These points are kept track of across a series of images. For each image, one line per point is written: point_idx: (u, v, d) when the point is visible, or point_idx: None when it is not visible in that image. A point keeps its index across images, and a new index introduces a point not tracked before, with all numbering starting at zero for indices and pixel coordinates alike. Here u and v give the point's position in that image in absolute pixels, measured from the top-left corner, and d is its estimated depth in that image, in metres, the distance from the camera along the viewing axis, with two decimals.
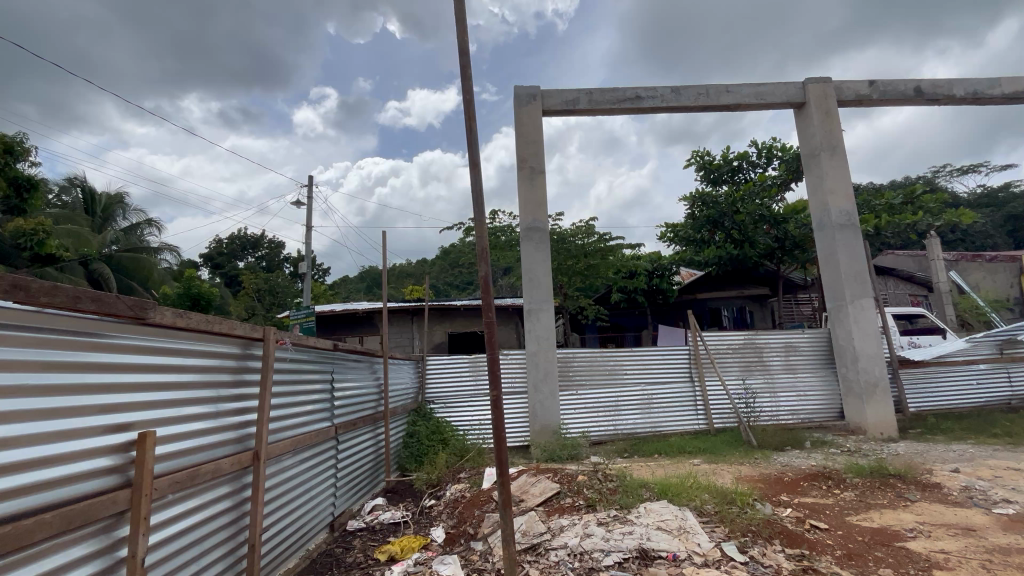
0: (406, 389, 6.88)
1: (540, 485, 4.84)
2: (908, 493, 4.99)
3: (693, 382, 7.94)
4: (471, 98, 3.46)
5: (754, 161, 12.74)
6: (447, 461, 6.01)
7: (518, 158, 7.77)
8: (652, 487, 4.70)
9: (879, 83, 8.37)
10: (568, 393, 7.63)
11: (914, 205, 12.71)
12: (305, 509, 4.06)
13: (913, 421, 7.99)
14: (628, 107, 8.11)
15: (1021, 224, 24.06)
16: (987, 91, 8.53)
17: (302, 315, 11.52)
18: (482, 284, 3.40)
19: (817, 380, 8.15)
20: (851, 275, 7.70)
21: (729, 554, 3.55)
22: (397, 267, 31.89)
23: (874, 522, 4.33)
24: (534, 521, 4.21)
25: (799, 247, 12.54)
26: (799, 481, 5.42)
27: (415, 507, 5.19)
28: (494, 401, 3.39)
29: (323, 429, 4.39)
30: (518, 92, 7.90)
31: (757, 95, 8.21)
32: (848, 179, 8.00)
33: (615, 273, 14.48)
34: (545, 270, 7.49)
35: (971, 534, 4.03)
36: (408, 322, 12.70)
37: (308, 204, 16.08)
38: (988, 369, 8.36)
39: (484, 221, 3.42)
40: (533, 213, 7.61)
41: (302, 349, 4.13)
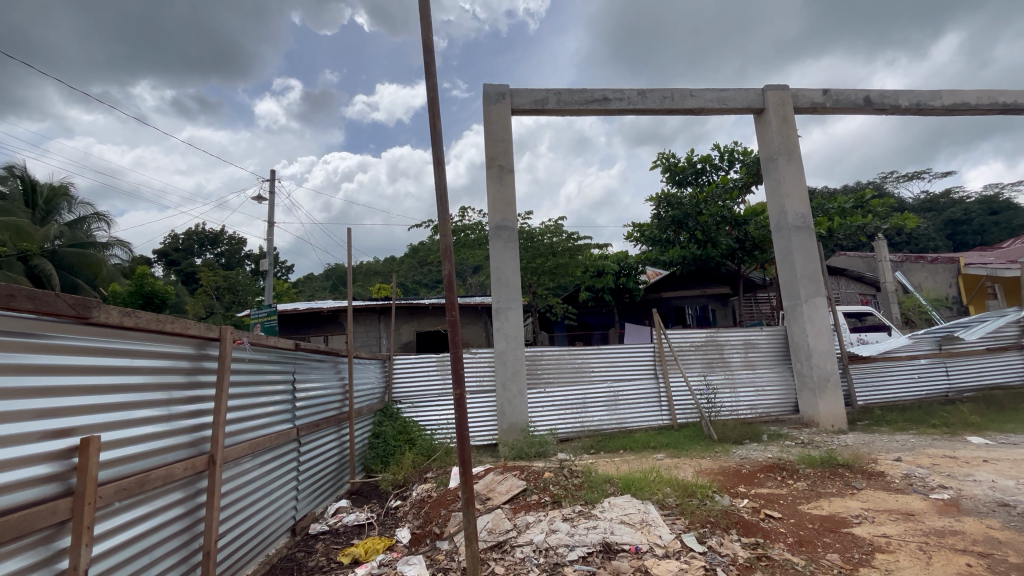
0: (372, 389, 6.77)
1: (507, 482, 4.87)
2: (855, 481, 5.27)
3: (657, 379, 8.13)
4: (436, 95, 3.44)
5: (716, 164, 13.13)
6: (414, 461, 5.95)
7: (487, 157, 7.76)
8: (617, 481, 4.79)
9: (832, 92, 8.79)
10: (536, 391, 7.68)
11: (864, 209, 13.39)
12: (265, 514, 3.95)
13: (861, 413, 8.45)
14: (596, 109, 8.22)
15: (959, 228, 25.72)
16: (929, 103, 9.08)
17: (262, 313, 11.16)
18: (446, 282, 3.38)
19: (774, 376, 8.49)
20: (806, 276, 8.06)
21: (688, 545, 3.66)
22: (364, 264, 31.26)
23: (824, 510, 4.56)
24: (500, 519, 4.24)
25: (758, 247, 13.03)
26: (756, 473, 5.65)
27: (380, 509, 5.13)
28: (457, 399, 3.38)
29: (284, 432, 4.27)
30: (487, 90, 7.89)
31: (719, 100, 8.47)
32: (803, 183, 8.36)
33: (583, 272, 14.70)
34: (513, 270, 7.51)
35: (910, 519, 4.30)
36: (375, 321, 12.51)
37: (270, 200, 15.56)
38: (928, 364, 8.90)
39: (449, 220, 3.40)
40: (502, 212, 7.61)
41: (261, 349, 4.00)
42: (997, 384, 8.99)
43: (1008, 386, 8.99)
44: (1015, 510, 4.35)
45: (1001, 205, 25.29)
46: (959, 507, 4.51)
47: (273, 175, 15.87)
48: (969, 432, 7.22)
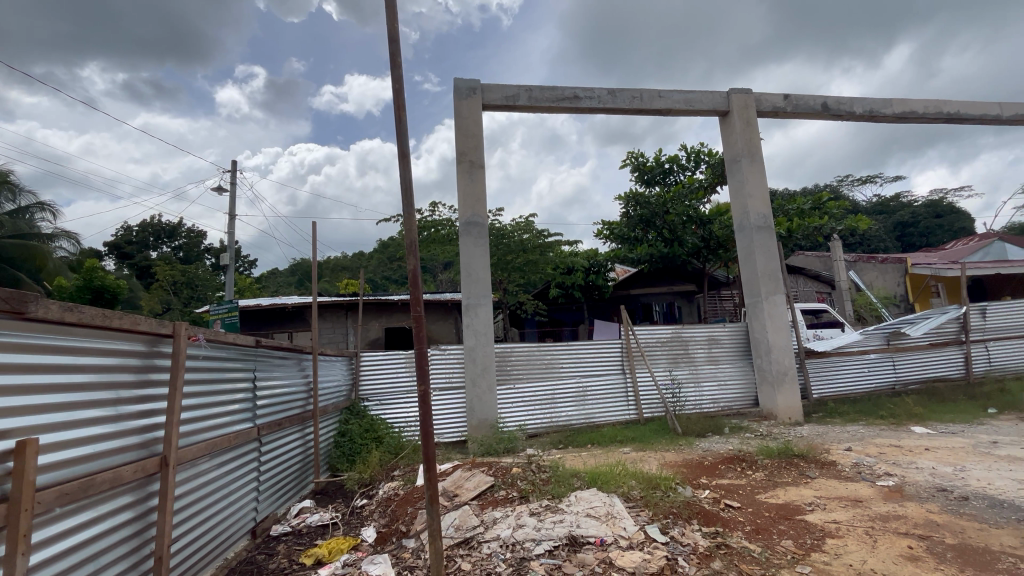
0: (338, 386, 6.63)
1: (475, 479, 4.85)
2: (808, 471, 5.52)
3: (625, 375, 8.28)
4: (402, 87, 3.38)
5: (683, 164, 13.43)
6: (381, 459, 5.87)
7: (457, 152, 7.69)
8: (584, 476, 4.86)
9: (792, 97, 9.11)
10: (505, 387, 7.69)
11: (821, 210, 13.96)
12: (224, 516, 3.81)
13: (816, 406, 8.85)
14: (567, 106, 8.26)
15: (908, 230, 27.18)
16: (881, 110, 9.54)
17: (222, 309, 10.75)
18: (411, 277, 3.34)
19: (736, 371, 8.78)
20: (766, 274, 8.36)
21: (652, 536, 3.75)
22: (331, 259, 30.53)
23: (780, 499, 4.75)
24: (468, 515, 4.23)
25: (722, 246, 13.42)
26: (717, 465, 5.84)
27: (345, 508, 5.04)
28: (421, 395, 3.34)
29: (244, 432, 4.13)
30: (458, 85, 7.81)
31: (686, 101, 8.65)
32: (764, 185, 8.65)
33: (554, 269, 14.82)
34: (483, 266, 7.48)
35: (858, 505, 4.53)
36: (342, 317, 12.25)
37: (231, 191, 14.97)
38: (878, 358, 9.38)
39: (413, 215, 3.35)
40: (472, 208, 7.57)
41: (218, 346, 3.86)
42: (939, 376, 9.58)
43: (948, 379, 9.59)
44: (952, 494, 4.65)
45: (945, 209, 26.87)
46: (902, 493, 4.79)
47: (234, 165, 15.28)
48: (913, 422, 7.67)
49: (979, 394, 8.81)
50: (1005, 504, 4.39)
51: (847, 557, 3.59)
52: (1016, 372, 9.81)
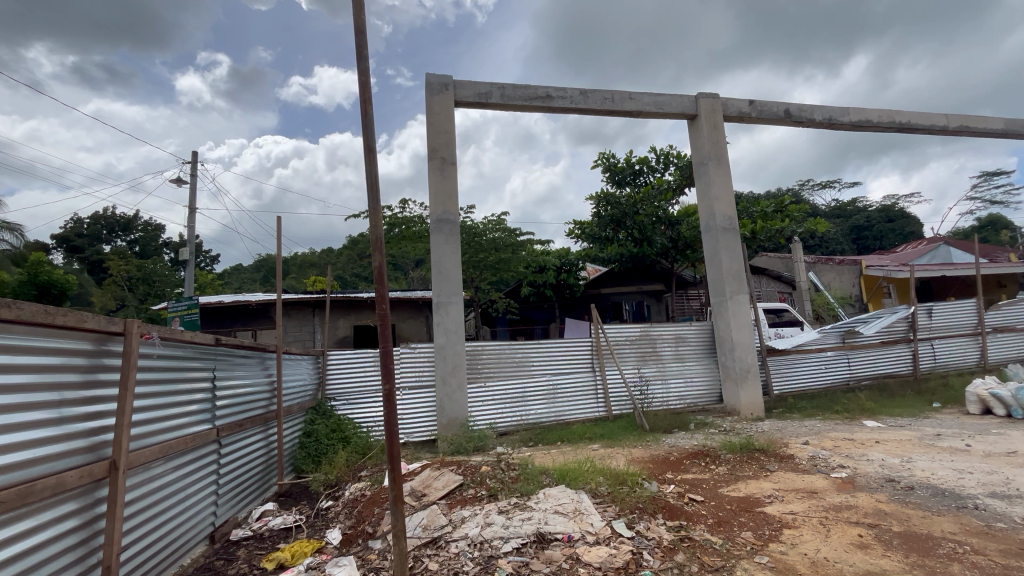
0: (304, 385, 6.47)
1: (444, 478, 4.81)
2: (768, 464, 5.72)
3: (594, 372, 8.38)
4: (368, 81, 3.31)
5: (653, 166, 13.68)
6: (348, 459, 5.75)
7: (429, 148, 7.61)
8: (552, 473, 4.90)
9: (757, 103, 9.40)
10: (476, 386, 7.66)
11: (783, 213, 14.48)
12: (179, 521, 3.66)
13: (776, 401, 9.18)
14: (539, 105, 8.29)
15: (863, 234, 28.50)
16: (839, 118, 9.95)
17: (181, 306, 10.33)
18: (376, 274, 3.28)
19: (702, 368, 9.02)
20: (731, 274, 8.61)
21: (618, 531, 3.81)
22: (298, 255, 29.71)
23: (740, 492, 4.91)
24: (436, 514, 4.19)
25: (689, 247, 13.75)
26: (682, 460, 5.99)
27: (310, 510, 4.92)
28: (386, 394, 3.30)
29: (202, 433, 3.97)
30: (430, 80, 7.72)
31: (656, 104, 8.80)
32: (729, 187, 8.90)
33: (525, 268, 14.88)
34: (454, 263, 7.44)
35: (813, 496, 4.73)
36: (309, 315, 11.96)
37: (191, 183, 14.37)
38: (834, 356, 9.80)
39: (380, 211, 3.29)
40: (444, 205, 7.50)
41: (174, 345, 3.70)
42: (889, 373, 10.08)
43: (897, 375, 10.11)
44: (899, 484, 4.91)
45: (897, 214, 28.28)
46: (854, 484, 5.03)
47: (195, 156, 14.65)
48: (865, 416, 8.06)
49: (924, 390, 9.33)
50: (946, 492, 4.66)
51: (802, 546, 3.74)
52: (958, 368, 10.43)
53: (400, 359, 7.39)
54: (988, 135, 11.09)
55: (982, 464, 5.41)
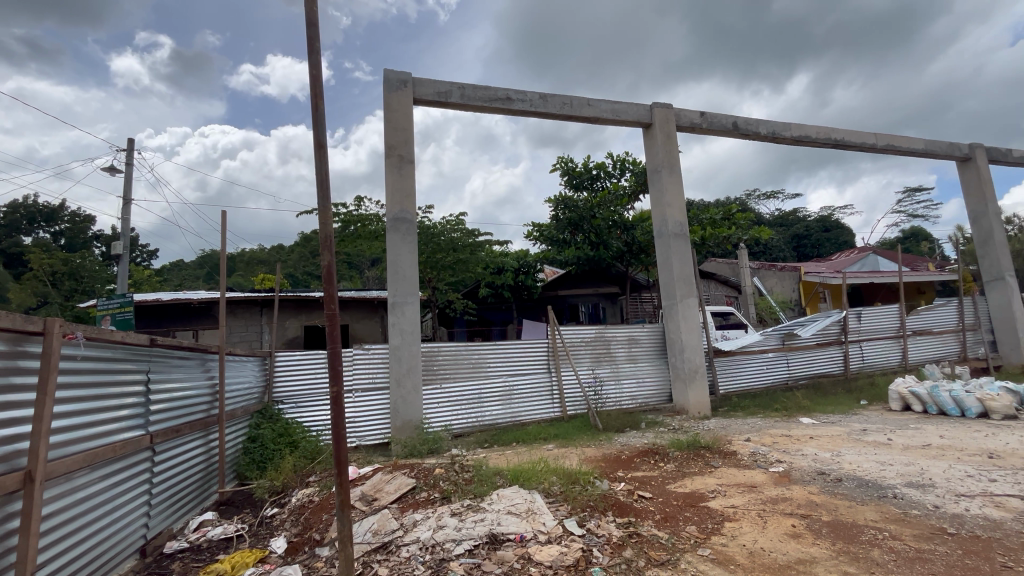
0: (249, 388, 6.17)
1: (396, 481, 4.73)
2: (713, 460, 5.98)
3: (550, 373, 8.49)
4: (319, 75, 3.23)
5: (610, 171, 14.01)
6: (295, 464, 5.53)
7: (386, 145, 7.47)
8: (506, 474, 4.92)
9: (707, 115, 9.83)
10: (431, 388, 7.57)
11: (730, 221, 15.19)
12: (105, 535, 3.39)
13: (722, 400, 9.61)
14: (499, 107, 8.31)
15: (802, 243, 30.38)
16: (781, 133, 10.56)
17: (112, 304, 9.62)
18: (325, 273, 3.19)
19: (653, 369, 9.31)
20: (681, 278, 8.94)
21: (569, 529, 3.87)
22: (245, 251, 28.37)
23: (686, 488, 5.11)
24: (387, 519, 4.13)
25: (643, 251, 14.19)
26: (633, 458, 6.16)
27: (253, 519, 4.71)
28: (334, 396, 3.21)
29: (134, 440, 3.72)
30: (388, 76, 7.59)
31: (613, 111, 9.03)
32: (681, 195, 9.26)
33: (484, 269, 14.91)
34: (410, 263, 7.33)
35: (753, 490, 4.99)
36: (256, 315, 11.45)
37: (127, 172, 13.42)
38: (774, 357, 10.37)
39: (330, 209, 3.21)
40: (401, 203, 7.38)
41: (102, 346, 3.44)
42: (823, 372, 10.78)
43: (830, 375, 10.83)
44: (829, 476, 5.26)
45: (832, 224, 30.31)
46: (789, 477, 5.34)
47: (132, 144, 13.72)
48: (801, 414, 8.59)
49: (853, 388, 10.03)
50: (870, 483, 5.04)
51: (741, 538, 3.93)
52: (883, 368, 11.30)
53: (353, 361, 7.18)
54: (911, 154, 12.07)
55: (901, 457, 5.88)
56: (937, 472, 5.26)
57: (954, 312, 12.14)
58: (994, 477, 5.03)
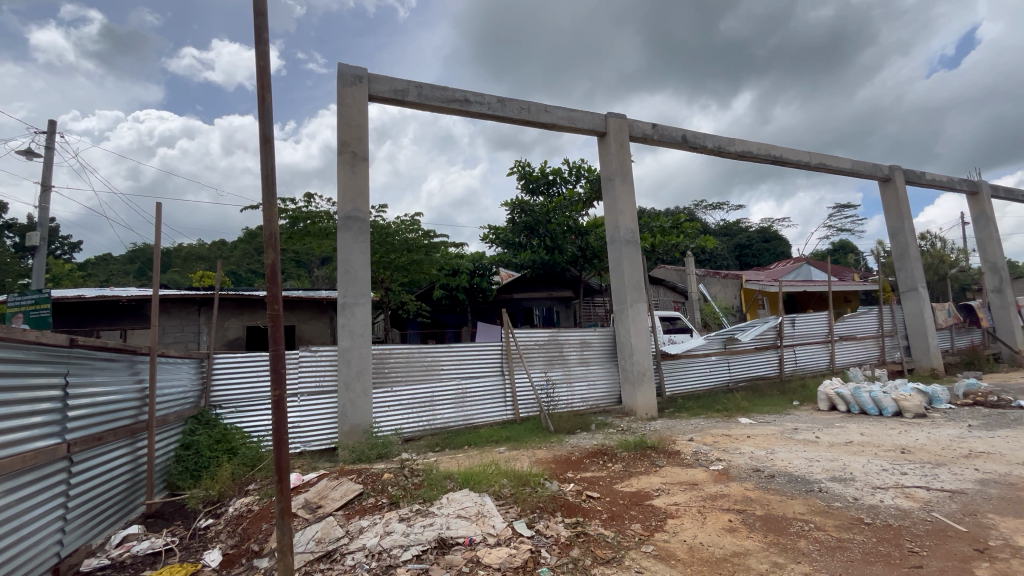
0: (185, 392, 5.81)
1: (342, 487, 4.59)
2: (657, 460, 6.21)
3: (504, 376, 8.51)
4: (268, 66, 3.11)
5: (566, 177, 14.27)
6: (233, 472, 5.25)
7: (339, 141, 7.26)
8: (456, 477, 4.88)
9: (658, 127, 10.23)
10: (382, 391, 7.39)
11: (678, 229, 15.83)
12: (15, 553, 3.10)
13: (668, 402, 9.99)
14: (457, 109, 8.29)
15: (744, 252, 32.14)
16: (726, 147, 11.13)
17: (27, 300, 8.77)
18: (268, 272, 3.06)
19: (604, 371, 9.54)
20: (632, 283, 9.23)
21: (518, 531, 3.90)
22: (182, 246, 26.64)
23: (633, 487, 5.28)
24: (332, 526, 4.00)
25: (596, 257, 14.52)
26: (583, 459, 6.29)
27: (184, 531, 4.43)
28: (276, 400, 3.10)
29: (47, 450, 3.41)
30: (343, 70, 7.39)
31: (569, 119, 9.22)
32: (633, 203, 9.57)
33: (439, 270, 14.80)
34: (362, 263, 7.15)
35: (694, 487, 5.22)
36: (194, 314, 10.80)
37: (47, 157, 12.30)
38: (717, 360, 10.89)
39: (275, 205, 3.09)
40: (353, 202, 7.19)
41: (13, 347, 3.16)
42: (760, 375, 11.43)
43: (767, 377, 11.49)
44: (763, 473, 5.59)
45: (772, 235, 32.23)
46: (728, 474, 5.62)
47: (53, 126, 12.57)
48: (740, 414, 9.07)
49: (787, 390, 10.69)
50: (798, 478, 5.41)
51: (682, 534, 4.10)
52: (813, 371, 12.12)
53: (299, 363, 6.90)
54: (840, 173, 13.05)
55: (827, 453, 6.32)
56: (858, 467, 5.71)
57: (875, 319, 13.21)
58: (906, 470, 5.51)
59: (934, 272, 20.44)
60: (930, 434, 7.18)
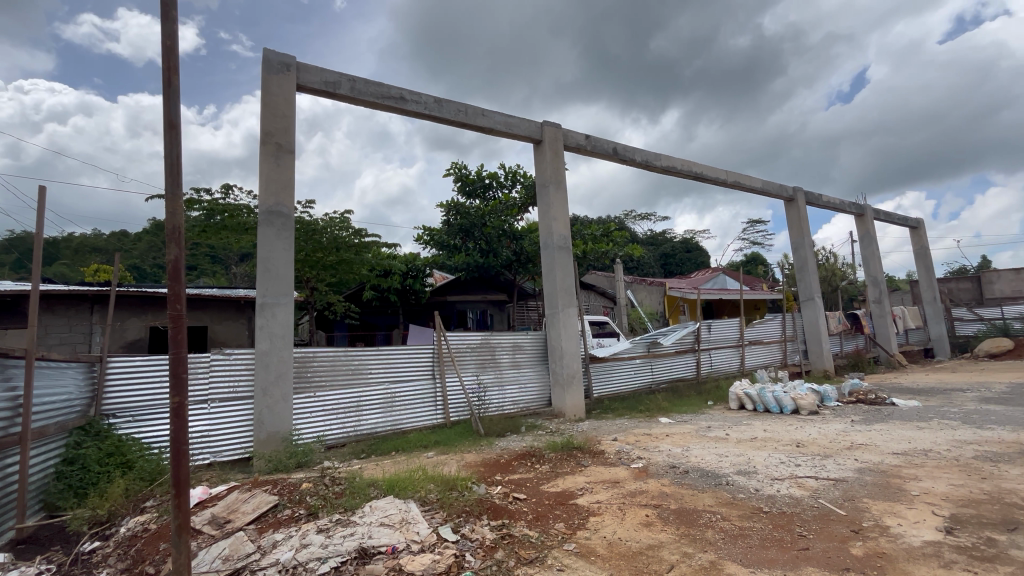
0: (70, 399, 5.15)
1: (255, 500, 4.30)
2: (583, 460, 6.41)
3: (435, 379, 8.40)
4: (175, 46, 2.91)
5: (501, 182, 14.40)
6: (127, 488, 4.73)
7: (262, 131, 6.83)
8: (380, 484, 4.74)
9: (591, 138, 10.61)
10: (304, 396, 7.03)
11: (609, 237, 16.47)
12: None
13: (595, 403, 10.35)
14: (392, 106, 8.10)
15: (669, 261, 34.15)
16: (653, 162, 11.78)
17: None
18: (169, 269, 2.82)
19: (535, 374, 9.71)
20: (563, 288, 9.48)
21: (443, 536, 3.86)
22: (72, 236, 23.61)
23: (558, 487, 5.42)
24: (241, 542, 3.73)
25: (530, 261, 14.75)
26: (511, 462, 6.35)
27: (64, 557, 3.94)
28: (174, 408, 2.88)
29: None
30: (268, 56, 6.96)
31: (506, 124, 9.32)
32: (566, 210, 9.83)
33: (369, 270, 14.32)
34: (285, 261, 6.76)
35: (616, 485, 5.46)
36: (85, 312, 9.67)
37: None
38: (641, 363, 11.45)
39: (181, 197, 2.87)
40: (276, 196, 6.79)
41: None
42: (679, 377, 12.17)
43: (685, 378, 12.26)
44: (678, 469, 5.95)
45: (694, 246, 34.54)
46: (647, 472, 5.92)
47: None
48: (660, 414, 9.60)
49: (703, 391, 11.48)
50: (709, 473, 5.82)
51: (602, 531, 4.27)
52: (725, 373, 13.11)
53: (209, 368, 6.35)
54: (751, 191, 14.24)
55: (734, 449, 6.86)
56: (760, 460, 6.25)
57: (779, 325, 14.55)
58: (800, 463, 6.10)
59: (827, 284, 22.93)
60: (820, 429, 8.01)
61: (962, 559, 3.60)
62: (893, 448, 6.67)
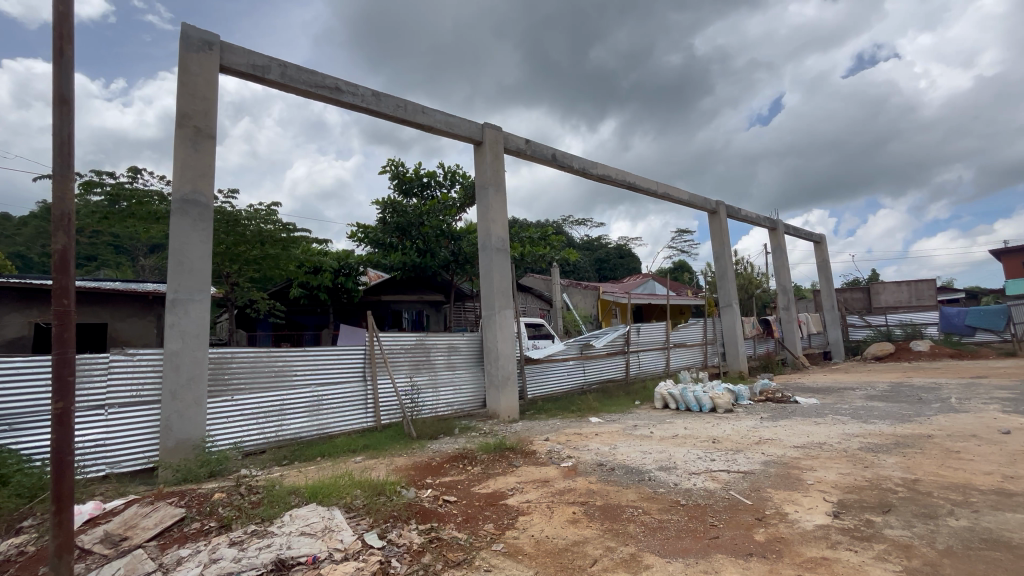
0: None
1: (156, 514, 3.93)
2: (515, 460, 6.48)
3: (366, 381, 8.13)
4: (69, 12, 2.67)
5: (440, 181, 14.26)
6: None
7: (178, 112, 6.29)
8: (302, 492, 4.52)
9: (531, 143, 10.76)
10: (219, 400, 6.53)
11: (546, 241, 16.75)
12: None
13: (529, 404, 10.51)
14: (326, 96, 7.76)
15: (603, 265, 35.47)
16: (589, 170, 12.17)
17: None
18: (56, 259, 2.53)
19: (470, 375, 9.69)
20: (501, 290, 9.52)
21: (369, 543, 3.75)
22: None
23: (489, 488, 5.44)
24: (140, 561, 3.41)
25: (468, 262, 14.68)
26: (442, 464, 6.29)
27: None
28: (58, 415, 2.59)
29: None
30: (187, 32, 6.42)
31: (446, 123, 9.24)
32: (504, 213, 9.89)
33: (297, 267, 13.60)
34: (201, 254, 6.26)
35: (546, 484, 5.58)
36: None
37: None
38: (574, 365, 11.76)
39: (73, 180, 2.60)
40: (192, 183, 6.27)
41: None
42: (610, 378, 12.64)
43: (615, 379, 12.76)
44: (605, 467, 6.20)
45: (627, 252, 36.11)
46: (576, 470, 6.10)
47: None
48: (590, 414, 9.92)
49: (631, 391, 12.01)
50: (633, 469, 6.10)
51: (530, 529, 4.34)
52: (652, 373, 13.80)
53: (109, 370, 5.75)
54: (679, 203, 15.10)
55: (657, 446, 7.25)
56: (679, 456, 6.64)
57: (700, 329, 15.56)
58: (714, 457, 6.55)
59: (744, 292, 24.85)
60: (734, 425, 8.65)
61: (845, 539, 4.04)
62: (794, 442, 7.35)
